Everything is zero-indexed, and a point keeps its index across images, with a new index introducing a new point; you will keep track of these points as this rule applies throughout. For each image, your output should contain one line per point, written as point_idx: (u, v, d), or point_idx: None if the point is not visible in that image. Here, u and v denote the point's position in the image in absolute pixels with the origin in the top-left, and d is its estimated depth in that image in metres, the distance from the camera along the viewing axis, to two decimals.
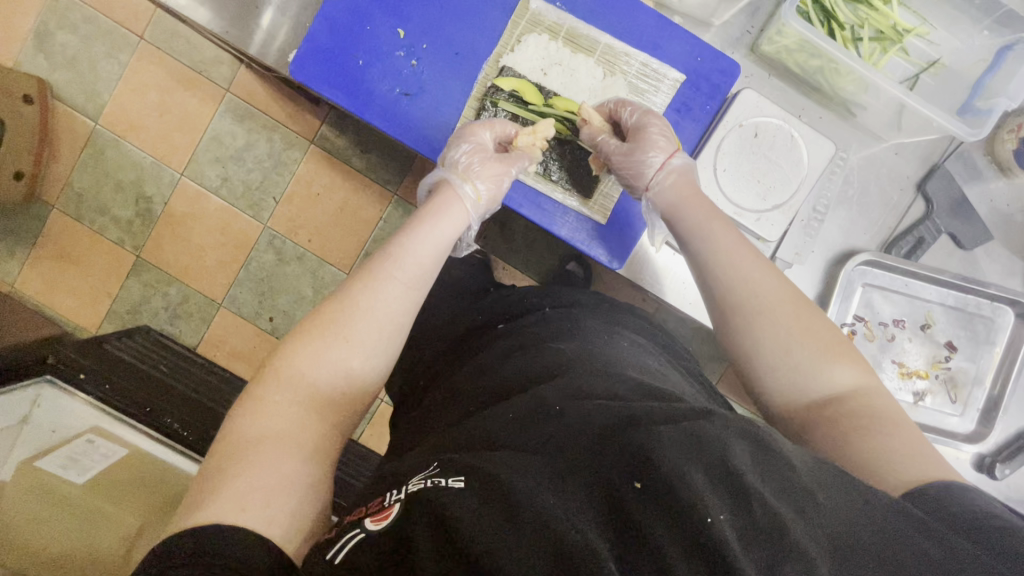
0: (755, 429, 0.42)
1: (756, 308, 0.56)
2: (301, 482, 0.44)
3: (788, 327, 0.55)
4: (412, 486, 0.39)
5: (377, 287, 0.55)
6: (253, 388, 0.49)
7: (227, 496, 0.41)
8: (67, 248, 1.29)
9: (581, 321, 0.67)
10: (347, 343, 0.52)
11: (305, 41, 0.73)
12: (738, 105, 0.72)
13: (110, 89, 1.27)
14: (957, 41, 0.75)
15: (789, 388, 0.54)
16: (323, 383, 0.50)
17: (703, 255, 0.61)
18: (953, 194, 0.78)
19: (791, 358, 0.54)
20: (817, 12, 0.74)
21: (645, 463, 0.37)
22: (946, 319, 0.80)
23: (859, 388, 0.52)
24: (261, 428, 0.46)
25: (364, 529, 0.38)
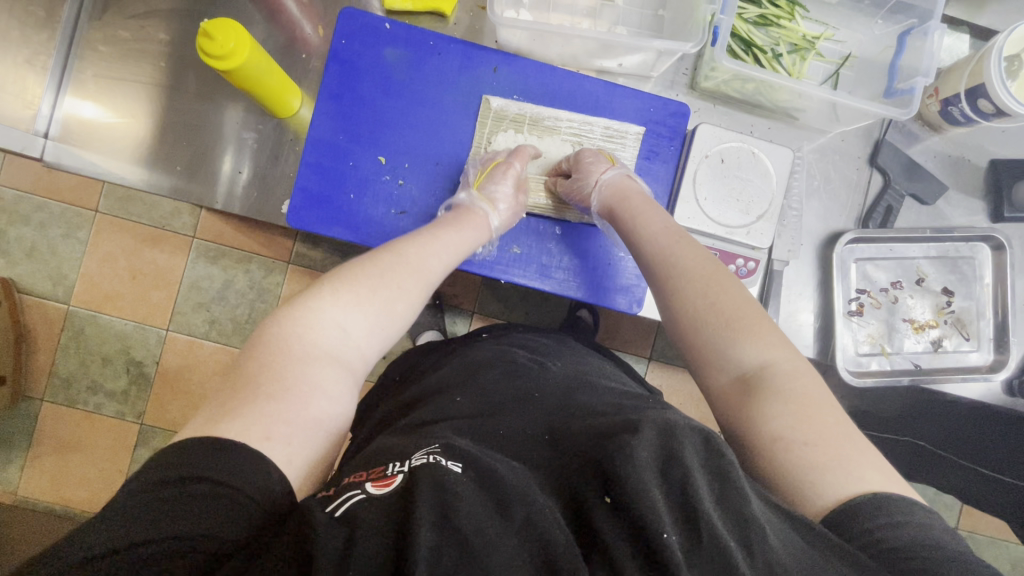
0: (721, 450, 0.43)
1: (668, 281, 0.62)
2: (320, 439, 0.49)
3: (699, 304, 0.59)
4: (415, 459, 0.45)
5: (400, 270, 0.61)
6: (306, 299, 0.55)
7: (255, 425, 0.45)
8: (67, 437, 1.40)
9: (561, 354, 0.78)
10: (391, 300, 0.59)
11: (297, 192, 0.77)
12: (699, 140, 0.79)
13: (78, 269, 1.40)
14: (858, 35, 0.85)
15: (713, 367, 0.57)
16: (336, 343, 0.54)
17: (647, 248, 0.66)
18: (904, 161, 0.86)
19: (701, 332, 0.58)
20: (737, 43, 0.83)
21: (610, 474, 0.41)
22: (935, 269, 0.87)
23: (771, 360, 0.54)
24: (277, 354, 0.50)
25: (366, 493, 0.43)
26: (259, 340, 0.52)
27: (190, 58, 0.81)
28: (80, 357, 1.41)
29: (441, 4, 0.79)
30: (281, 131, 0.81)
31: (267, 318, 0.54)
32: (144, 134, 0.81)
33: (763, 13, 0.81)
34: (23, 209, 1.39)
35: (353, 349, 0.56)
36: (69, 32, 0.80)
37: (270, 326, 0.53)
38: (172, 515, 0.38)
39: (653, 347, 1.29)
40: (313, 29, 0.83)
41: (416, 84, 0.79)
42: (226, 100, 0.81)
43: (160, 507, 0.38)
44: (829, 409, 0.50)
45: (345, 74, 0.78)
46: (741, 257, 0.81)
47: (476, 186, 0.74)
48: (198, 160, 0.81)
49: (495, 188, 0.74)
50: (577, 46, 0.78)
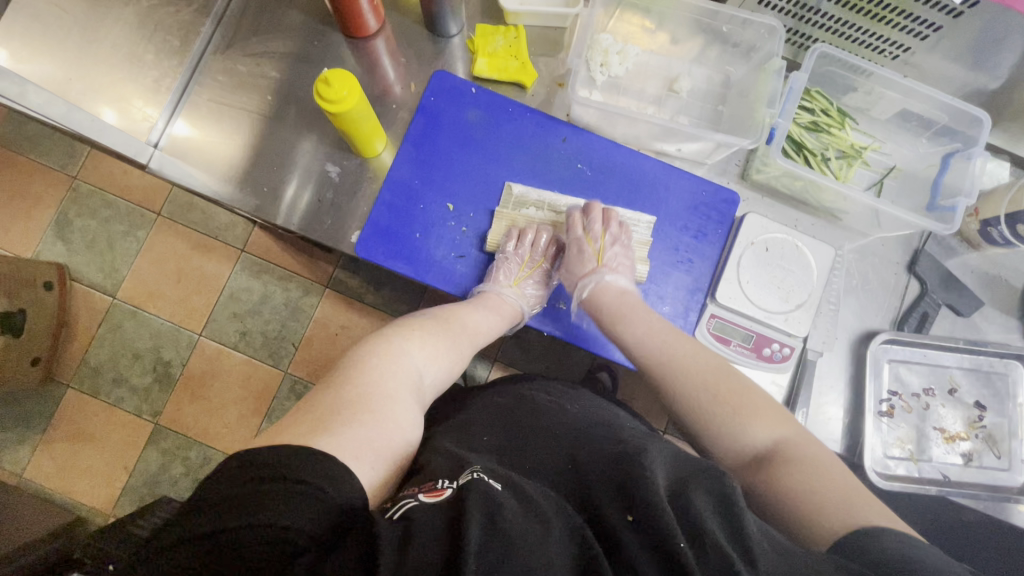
0: (726, 487, 0.48)
1: (672, 363, 0.69)
2: (394, 460, 0.55)
3: (701, 382, 0.66)
4: (462, 478, 0.49)
5: (453, 336, 0.72)
6: (392, 342, 0.66)
7: (349, 441, 0.50)
8: (82, 426, 1.44)
9: (580, 398, 0.81)
10: (447, 353, 0.71)
11: (367, 224, 0.83)
12: (746, 227, 0.84)
13: (130, 265, 1.48)
14: (904, 150, 0.91)
15: (727, 447, 0.62)
16: (414, 383, 0.64)
17: (635, 346, 0.72)
18: (941, 273, 0.90)
19: (707, 418, 0.64)
20: (789, 143, 0.89)
21: (639, 499, 0.46)
22: (968, 380, 0.88)
23: (779, 437, 0.59)
24: (376, 389, 0.58)
25: (419, 500, 0.47)
26: (351, 370, 0.60)
27: (293, 96, 0.90)
28: (113, 348, 1.46)
29: (522, 77, 0.88)
30: (361, 169, 0.89)
31: (356, 354, 0.63)
32: (231, 154, 0.89)
33: (816, 121, 0.88)
34: (94, 204, 1.49)
35: (423, 393, 0.67)
36: (194, 60, 0.90)
37: (366, 361, 0.61)
38: (265, 506, 0.41)
39: (668, 422, 1.29)
40: (403, 85, 0.92)
41: (490, 142, 0.86)
42: (316, 135, 0.89)
43: (259, 501, 0.41)
44: (838, 469, 0.55)
45: (428, 126, 0.86)
46: (776, 342, 0.83)
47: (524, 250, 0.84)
48: (275, 183, 0.88)
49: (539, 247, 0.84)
50: (641, 128, 0.85)
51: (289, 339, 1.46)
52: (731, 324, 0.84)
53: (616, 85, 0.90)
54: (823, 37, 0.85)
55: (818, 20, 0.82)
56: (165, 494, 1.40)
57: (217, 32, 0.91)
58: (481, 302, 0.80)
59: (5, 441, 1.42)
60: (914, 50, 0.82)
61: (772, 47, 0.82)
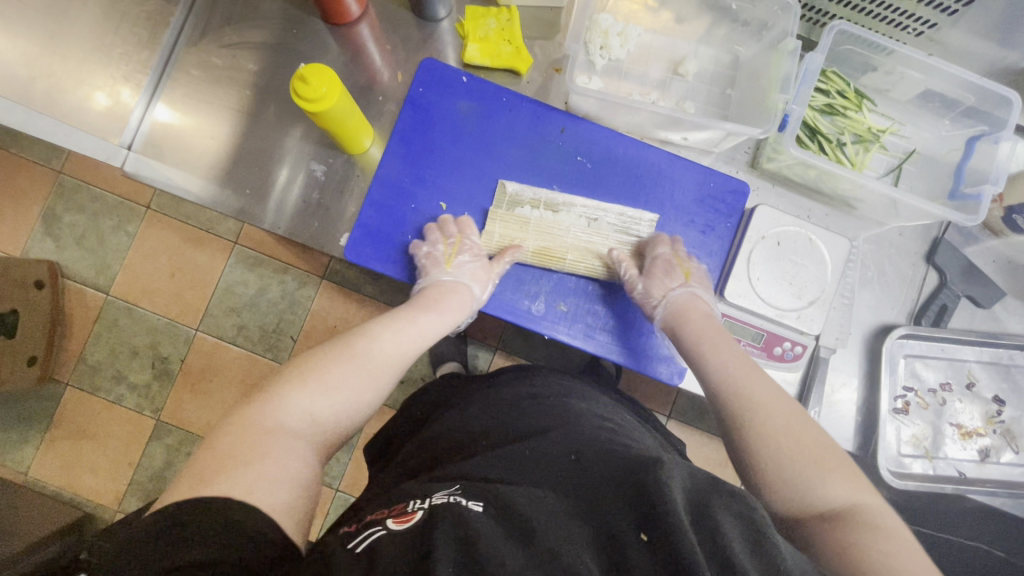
0: (748, 509, 0.48)
1: (758, 410, 0.60)
2: (303, 492, 0.49)
3: (779, 431, 0.57)
4: (435, 499, 0.48)
5: (359, 348, 0.62)
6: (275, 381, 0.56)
7: (243, 480, 0.45)
8: (84, 424, 1.42)
9: (584, 394, 0.76)
10: (362, 371, 0.61)
11: (356, 226, 0.79)
12: (757, 220, 0.79)
13: (121, 260, 1.45)
14: (924, 133, 0.86)
15: (785, 493, 0.54)
16: (315, 415, 0.55)
17: (714, 375, 0.65)
18: (961, 262, 0.85)
19: (786, 472, 0.55)
20: (802, 129, 0.83)
21: (652, 515, 0.44)
22: (987, 374, 0.84)
23: (857, 501, 0.52)
24: (251, 430, 0.50)
25: (386, 529, 0.46)
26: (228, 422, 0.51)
27: (273, 88, 0.85)
28: (109, 346, 1.44)
29: (516, 64, 0.82)
30: (349, 167, 0.84)
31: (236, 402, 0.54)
32: (211, 150, 0.84)
33: (831, 103, 0.82)
34: (79, 198, 1.45)
35: (335, 424, 0.57)
36: (165, 53, 0.84)
37: (251, 406, 0.53)
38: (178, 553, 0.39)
39: (673, 407, 1.26)
40: (391, 73, 0.86)
41: (484, 135, 0.81)
42: (299, 130, 0.84)
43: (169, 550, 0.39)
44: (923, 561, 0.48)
45: (417, 120, 0.81)
46: (787, 341, 0.79)
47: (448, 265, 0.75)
48: (259, 180, 0.84)
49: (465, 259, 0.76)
50: (645, 117, 0.79)
51: (288, 332, 1.43)
52: (740, 323, 0.80)
53: (617, 69, 0.84)
54: (841, 13, 0.79)
55: None
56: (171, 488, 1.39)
57: (189, 21, 0.85)
58: (418, 308, 0.71)
59: (8, 440, 1.41)
60: (940, 26, 0.76)
61: (786, 25, 0.76)
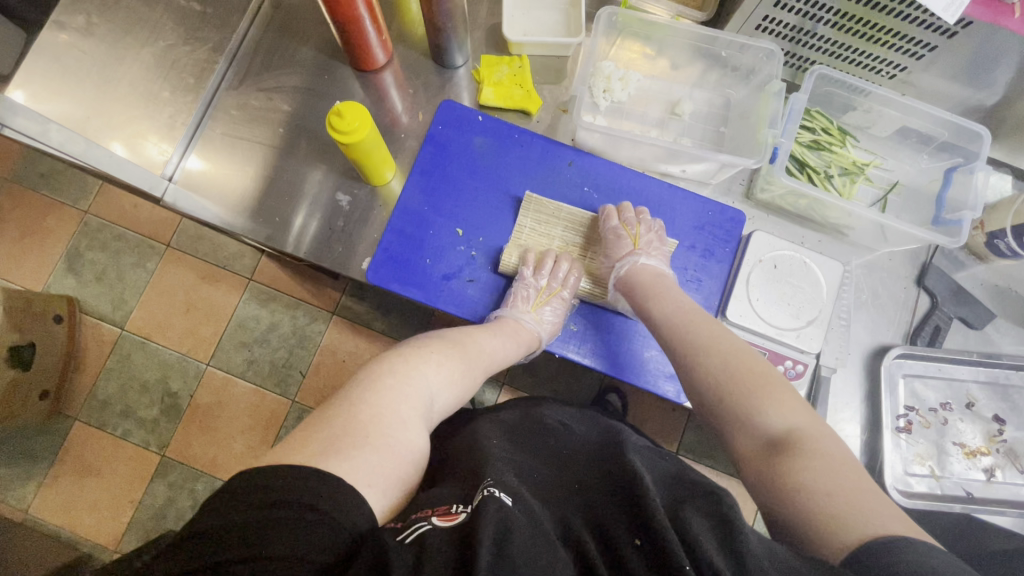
0: (725, 507, 0.46)
1: (682, 349, 0.68)
2: (402, 486, 0.52)
3: (716, 366, 0.63)
4: (476, 498, 0.47)
5: (455, 352, 0.70)
6: (393, 363, 0.63)
7: (362, 470, 0.48)
8: (89, 460, 1.42)
9: (589, 420, 0.77)
10: (457, 370, 0.68)
11: (379, 251, 0.84)
12: (753, 245, 0.85)
13: (138, 296, 1.50)
14: (905, 166, 0.92)
15: (745, 422, 0.57)
16: (426, 408, 0.62)
17: (662, 330, 0.72)
18: (950, 286, 0.90)
19: (725, 404, 0.60)
20: (792, 163, 0.90)
21: (645, 516, 0.46)
22: (985, 394, 0.87)
23: (795, 425, 0.54)
24: (387, 410, 0.56)
25: (431, 525, 0.44)
26: (359, 395, 0.56)
27: (303, 128, 0.92)
28: (121, 380, 1.46)
29: (528, 104, 0.90)
30: (370, 199, 0.91)
31: (356, 379, 0.60)
32: (242, 184, 0.90)
33: (817, 139, 0.90)
34: (104, 236, 1.52)
35: (432, 419, 0.63)
36: (207, 98, 0.92)
37: (383, 382, 0.59)
38: (254, 537, 0.39)
39: (681, 443, 1.27)
40: (411, 115, 0.94)
41: (498, 168, 0.88)
42: (324, 165, 0.91)
43: (219, 528, 0.39)
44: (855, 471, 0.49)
45: (437, 155, 0.88)
46: (789, 359, 0.83)
47: (533, 309, 0.81)
48: (286, 213, 0.90)
49: (546, 313, 0.82)
50: (645, 151, 0.86)
51: (297, 366, 1.45)
52: (742, 342, 0.84)
53: (619, 110, 0.92)
54: (820, 59, 0.88)
55: (814, 43, 0.84)
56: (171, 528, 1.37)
57: (230, 69, 0.94)
58: (501, 331, 0.78)
59: (11, 476, 1.41)
60: (911, 69, 0.84)
61: (771, 70, 0.84)
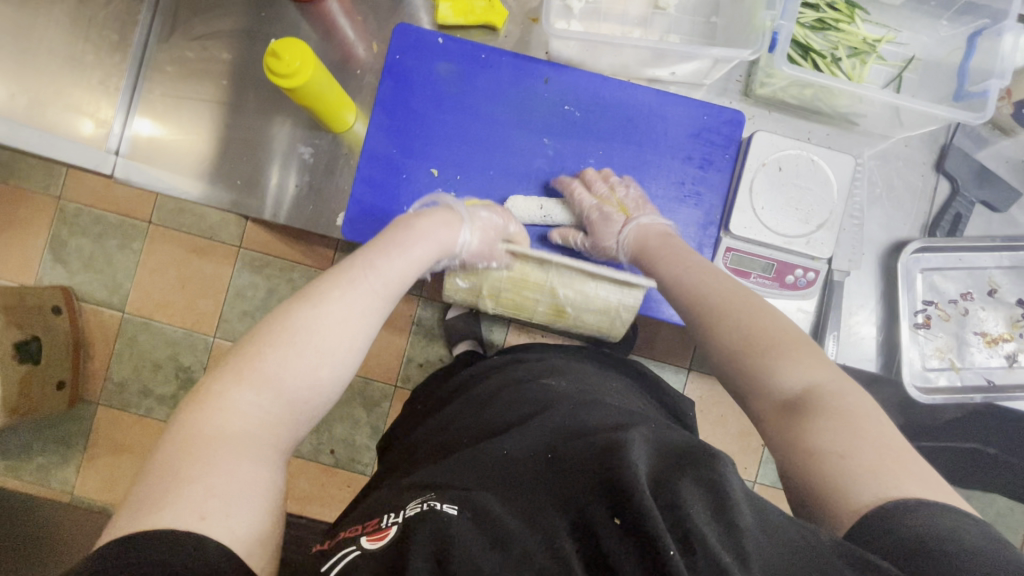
0: (714, 473, 0.44)
1: (712, 313, 0.61)
2: (264, 506, 0.46)
3: (736, 323, 0.59)
4: (409, 509, 0.46)
5: (323, 297, 0.55)
6: (226, 362, 0.51)
7: (189, 505, 0.42)
8: (120, 439, 1.45)
9: (579, 374, 0.73)
10: (315, 357, 0.53)
11: (351, 204, 0.78)
12: (756, 148, 0.77)
13: (131, 277, 1.46)
14: (922, 37, 0.83)
15: (766, 371, 0.55)
16: (279, 398, 0.51)
17: (687, 278, 0.65)
18: (972, 167, 0.82)
19: (737, 361, 0.57)
20: (794, 49, 0.81)
21: (620, 497, 0.41)
22: (1008, 279, 0.82)
23: (812, 380, 0.52)
24: (218, 430, 0.47)
25: (361, 548, 0.45)
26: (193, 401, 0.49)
27: (250, 77, 0.83)
28: (133, 361, 1.46)
29: (492, 18, 0.80)
30: (335, 146, 0.83)
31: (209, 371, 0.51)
32: (199, 147, 0.83)
33: (821, 18, 0.80)
34: (83, 221, 1.46)
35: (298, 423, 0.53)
36: (138, 54, 0.83)
37: (211, 390, 0.49)
38: None
39: (695, 357, 1.25)
40: (366, 47, 0.85)
41: (468, 96, 0.79)
42: (282, 116, 0.83)
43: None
44: (888, 444, 0.47)
45: (400, 89, 0.79)
46: (800, 268, 0.78)
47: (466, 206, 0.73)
48: (251, 173, 0.83)
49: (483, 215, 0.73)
50: (629, 55, 0.77)
51: None
52: (748, 256, 0.79)
53: (595, 11, 0.81)
54: None
55: None
56: None
57: (156, 17, 0.83)
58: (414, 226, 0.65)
59: (49, 463, 1.45)
60: None
61: None
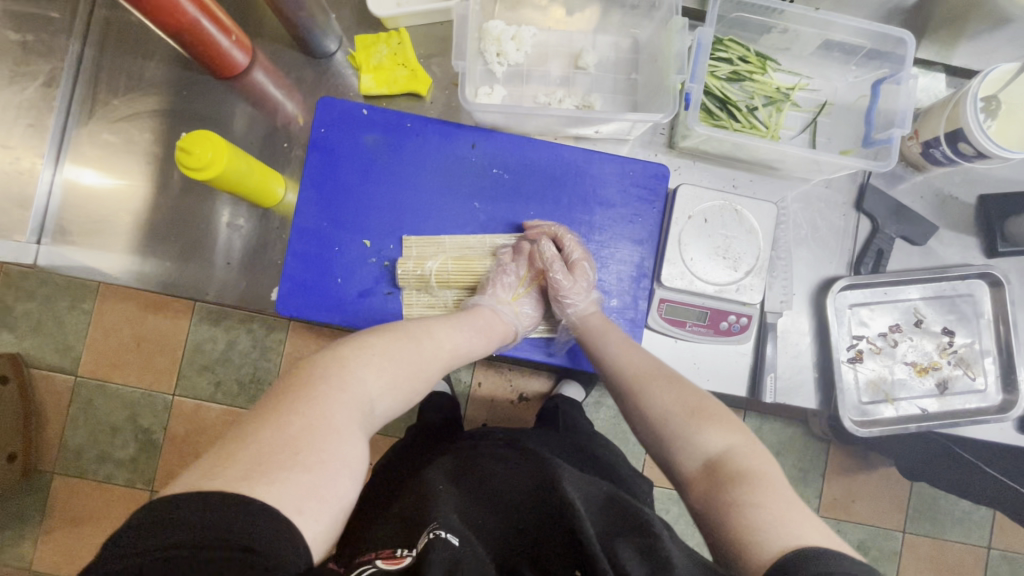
0: (653, 539, 0.50)
1: (636, 382, 0.66)
2: (342, 507, 0.48)
3: (659, 394, 0.63)
4: (420, 542, 0.52)
5: (406, 344, 0.63)
6: (347, 356, 0.59)
7: (291, 489, 0.44)
8: (79, 508, 1.40)
9: (549, 436, 0.78)
10: (380, 375, 0.60)
11: (283, 279, 0.77)
12: (680, 200, 0.79)
13: (84, 340, 1.41)
14: (833, 83, 0.86)
15: (686, 452, 0.58)
16: (365, 415, 0.56)
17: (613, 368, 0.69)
18: (890, 204, 0.85)
19: (668, 423, 0.60)
20: (712, 102, 0.83)
21: (587, 557, 0.49)
22: (932, 309, 0.85)
23: (732, 445, 0.56)
24: (319, 420, 0.51)
25: (377, 568, 0.52)
26: (301, 396, 0.52)
27: (177, 155, 0.83)
28: (89, 426, 1.41)
29: (415, 86, 0.81)
30: (266, 220, 0.83)
31: (314, 362, 0.57)
32: (132, 225, 0.82)
33: (736, 70, 0.82)
34: (31, 286, 1.41)
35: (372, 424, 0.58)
36: (57, 137, 0.81)
37: (315, 391, 0.52)
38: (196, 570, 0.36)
39: None
40: (295, 117, 0.85)
41: (396, 165, 0.80)
42: (214, 191, 0.83)
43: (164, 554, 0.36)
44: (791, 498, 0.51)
45: (327, 162, 0.79)
46: (732, 314, 0.79)
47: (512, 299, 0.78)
48: (184, 249, 0.83)
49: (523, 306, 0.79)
50: (551, 119, 0.79)
51: (266, 379, 1.40)
52: (682, 305, 0.80)
53: (518, 74, 0.83)
54: None
55: None
56: None
57: (73, 99, 0.82)
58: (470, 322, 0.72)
59: (5, 538, 1.39)
60: None
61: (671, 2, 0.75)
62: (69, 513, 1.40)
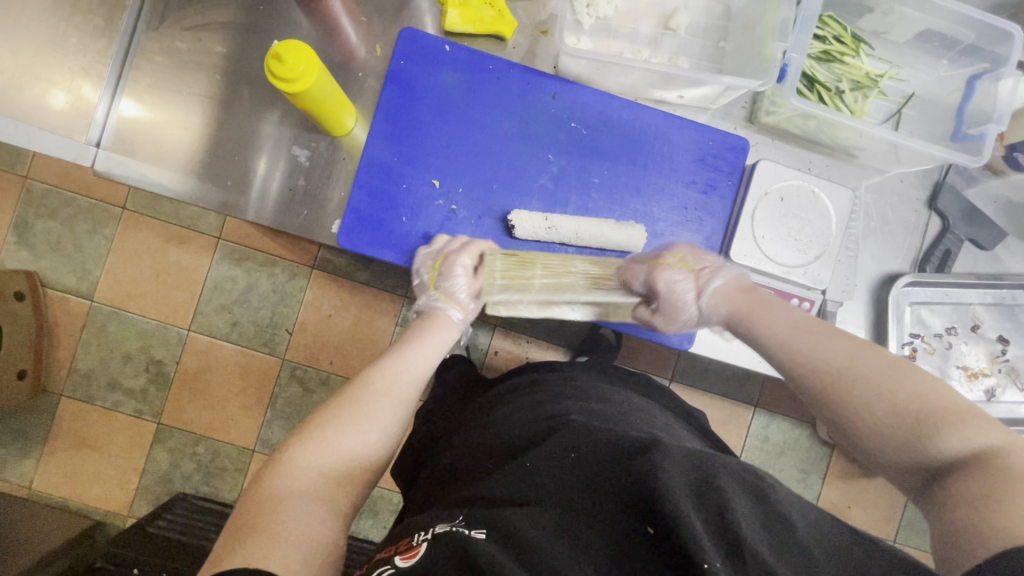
0: (758, 483, 0.46)
1: (811, 343, 0.54)
2: (318, 558, 0.49)
3: (832, 356, 0.52)
4: (438, 528, 0.46)
5: (366, 394, 0.61)
6: (312, 419, 0.59)
7: (255, 545, 0.47)
8: (83, 433, 1.36)
9: (600, 395, 0.70)
10: (366, 424, 0.60)
11: (348, 211, 0.75)
12: (760, 176, 0.78)
13: (101, 264, 1.36)
14: (922, 75, 0.84)
15: (878, 425, 0.48)
16: (349, 467, 0.57)
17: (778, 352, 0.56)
18: (964, 205, 0.84)
19: (875, 395, 0.49)
20: (800, 80, 0.81)
21: (655, 508, 0.42)
22: (990, 315, 0.85)
23: (964, 435, 0.44)
24: (292, 481, 0.53)
25: (394, 566, 0.43)
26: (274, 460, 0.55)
27: (245, 74, 0.80)
28: (100, 352, 1.36)
29: (501, 28, 0.78)
30: (333, 149, 0.80)
31: (301, 425, 0.59)
32: (192, 142, 0.80)
33: (828, 49, 0.80)
34: (50, 203, 1.35)
35: (360, 473, 0.58)
36: (125, 41, 0.79)
37: (282, 455, 0.55)
38: None
39: (675, 368, 1.22)
40: (369, 48, 0.82)
41: (473, 107, 0.78)
42: (278, 115, 0.80)
43: None
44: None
45: (404, 96, 0.77)
46: (795, 297, 0.79)
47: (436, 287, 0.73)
48: (244, 171, 0.80)
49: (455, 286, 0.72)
50: (637, 76, 0.76)
51: (282, 325, 1.36)
52: None
53: (606, 28, 0.80)
54: None
55: None
56: (182, 491, 1.35)
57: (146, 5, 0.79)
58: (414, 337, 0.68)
59: (5, 456, 1.35)
60: None
61: None
62: (71, 438, 1.37)
